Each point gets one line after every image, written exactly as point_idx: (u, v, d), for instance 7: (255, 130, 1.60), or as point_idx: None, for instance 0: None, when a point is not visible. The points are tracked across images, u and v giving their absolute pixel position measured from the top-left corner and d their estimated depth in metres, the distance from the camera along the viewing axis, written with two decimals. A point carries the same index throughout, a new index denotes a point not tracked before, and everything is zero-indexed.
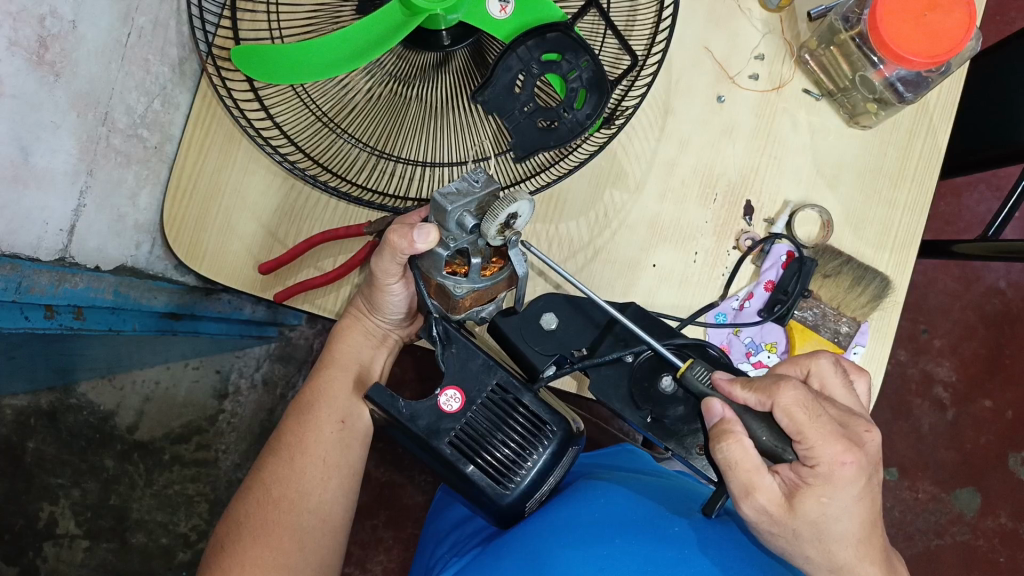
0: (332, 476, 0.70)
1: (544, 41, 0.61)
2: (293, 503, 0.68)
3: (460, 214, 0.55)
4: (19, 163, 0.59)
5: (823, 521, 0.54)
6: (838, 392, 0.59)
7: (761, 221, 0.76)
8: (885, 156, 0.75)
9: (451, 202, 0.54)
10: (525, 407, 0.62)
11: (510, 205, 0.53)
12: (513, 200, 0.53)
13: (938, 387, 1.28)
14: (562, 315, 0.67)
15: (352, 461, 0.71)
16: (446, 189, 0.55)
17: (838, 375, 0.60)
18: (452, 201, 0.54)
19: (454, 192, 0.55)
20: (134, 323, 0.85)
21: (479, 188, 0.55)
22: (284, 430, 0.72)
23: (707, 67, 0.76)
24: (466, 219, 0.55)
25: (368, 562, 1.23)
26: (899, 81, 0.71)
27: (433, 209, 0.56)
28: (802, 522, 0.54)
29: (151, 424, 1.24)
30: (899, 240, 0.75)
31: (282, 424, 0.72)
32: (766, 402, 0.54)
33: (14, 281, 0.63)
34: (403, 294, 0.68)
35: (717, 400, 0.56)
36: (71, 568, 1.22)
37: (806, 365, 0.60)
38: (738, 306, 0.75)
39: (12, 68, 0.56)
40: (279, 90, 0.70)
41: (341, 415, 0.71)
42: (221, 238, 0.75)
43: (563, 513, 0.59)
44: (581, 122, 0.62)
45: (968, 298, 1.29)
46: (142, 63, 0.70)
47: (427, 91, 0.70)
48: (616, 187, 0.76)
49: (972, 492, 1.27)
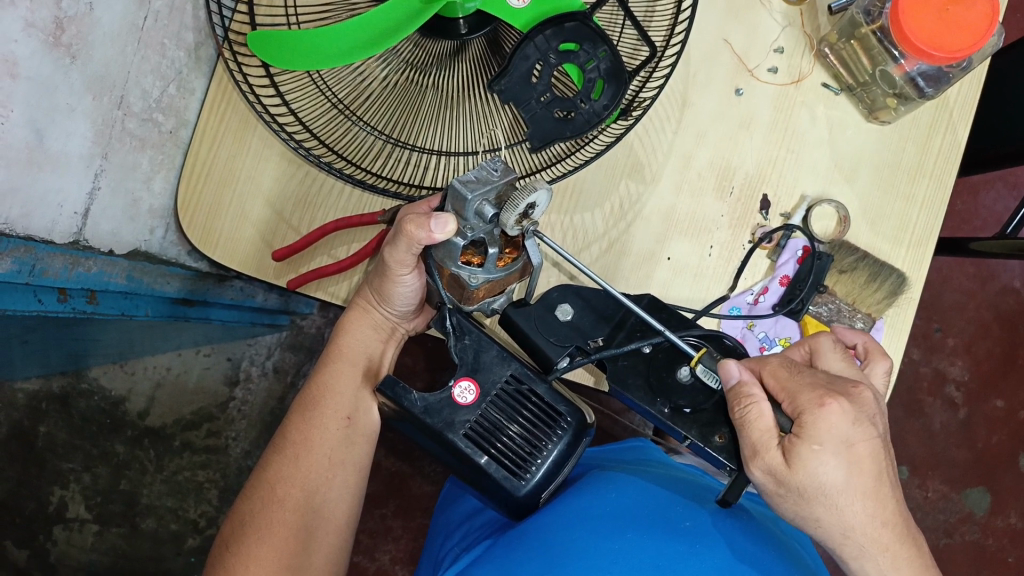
0: (338, 473, 0.70)
1: (562, 30, 0.60)
2: (299, 500, 0.68)
3: (479, 203, 0.55)
4: (34, 146, 0.59)
5: (823, 505, 0.55)
6: (837, 366, 0.61)
7: (778, 215, 0.75)
8: (904, 151, 0.75)
9: (471, 191, 0.54)
10: (538, 397, 0.62)
11: (529, 196, 0.53)
12: (532, 190, 0.53)
13: (950, 386, 1.28)
14: (577, 306, 0.67)
15: (356, 458, 0.71)
16: (465, 177, 0.55)
17: (841, 355, 0.61)
18: (472, 189, 0.54)
19: (474, 181, 0.55)
20: (147, 309, 0.85)
21: (498, 177, 0.55)
22: (290, 425, 0.72)
23: (726, 60, 0.75)
24: (485, 209, 0.55)
25: (376, 551, 1.24)
26: (921, 76, 0.70)
27: (452, 197, 0.56)
28: (803, 498, 0.55)
29: (162, 410, 1.25)
30: (916, 236, 0.74)
31: (289, 418, 0.72)
32: (757, 369, 0.61)
33: (29, 264, 0.63)
34: (415, 285, 0.68)
35: (735, 362, 0.60)
36: (82, 551, 1.24)
37: (808, 345, 0.63)
38: (752, 300, 0.75)
39: (28, 50, 0.56)
40: (295, 76, 0.69)
41: (348, 411, 0.71)
42: (236, 224, 0.75)
43: (574, 506, 0.59)
44: (599, 113, 0.62)
45: (983, 297, 1.28)
46: (158, 46, 0.70)
47: (443, 79, 0.70)
48: (631, 179, 0.75)
49: (983, 491, 1.26)
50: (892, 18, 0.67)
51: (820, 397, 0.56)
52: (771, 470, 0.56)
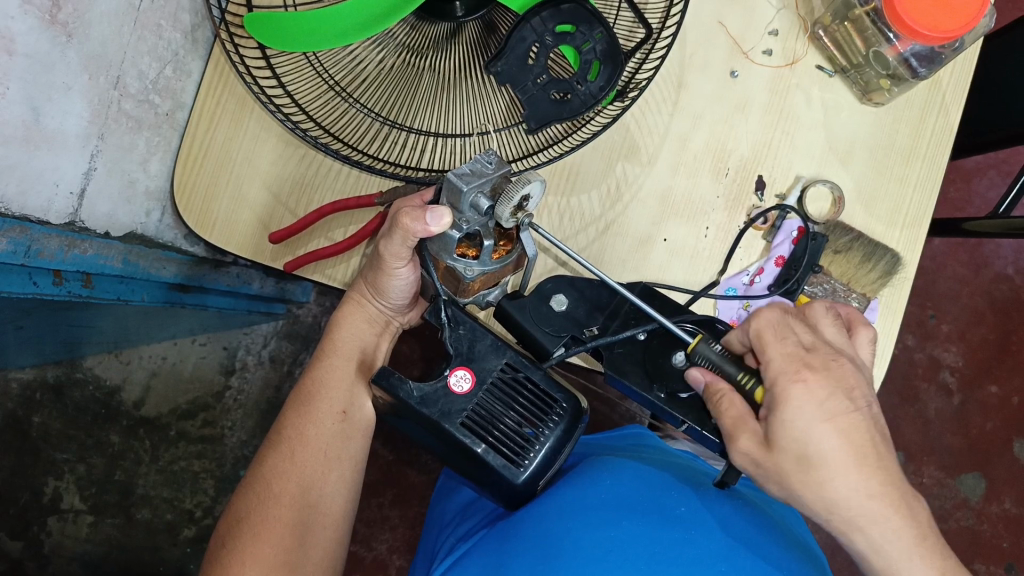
0: (334, 468, 0.70)
1: (559, 12, 0.60)
2: (294, 496, 0.67)
3: (474, 196, 0.54)
4: (31, 123, 0.59)
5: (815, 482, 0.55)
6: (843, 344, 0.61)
7: (773, 196, 0.76)
8: (897, 134, 0.75)
9: (466, 183, 0.54)
10: (533, 385, 0.62)
11: (524, 187, 0.54)
12: (527, 182, 0.54)
13: (944, 373, 1.28)
14: (571, 296, 0.67)
15: (353, 450, 0.71)
16: (460, 170, 0.54)
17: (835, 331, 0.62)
18: (467, 183, 0.54)
19: (468, 174, 0.54)
20: (143, 294, 0.85)
21: (492, 170, 0.55)
22: (286, 420, 0.71)
23: (721, 42, 0.76)
24: (480, 201, 0.55)
25: (373, 541, 1.24)
26: (914, 57, 0.71)
27: (446, 190, 0.55)
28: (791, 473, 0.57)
29: (157, 400, 1.25)
30: (910, 216, 0.75)
31: (284, 413, 0.72)
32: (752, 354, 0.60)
33: (24, 245, 0.63)
34: (410, 278, 0.67)
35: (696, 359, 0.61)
36: (75, 542, 1.23)
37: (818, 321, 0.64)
38: (749, 281, 0.75)
39: (24, 26, 0.56)
40: (291, 58, 0.69)
41: (343, 406, 0.71)
42: (232, 207, 0.75)
43: (572, 494, 0.59)
44: (594, 94, 0.62)
45: (976, 284, 1.30)
46: (154, 27, 0.70)
47: (440, 62, 0.69)
48: (628, 160, 0.76)
49: (977, 477, 1.27)
50: (894, 17, 0.67)
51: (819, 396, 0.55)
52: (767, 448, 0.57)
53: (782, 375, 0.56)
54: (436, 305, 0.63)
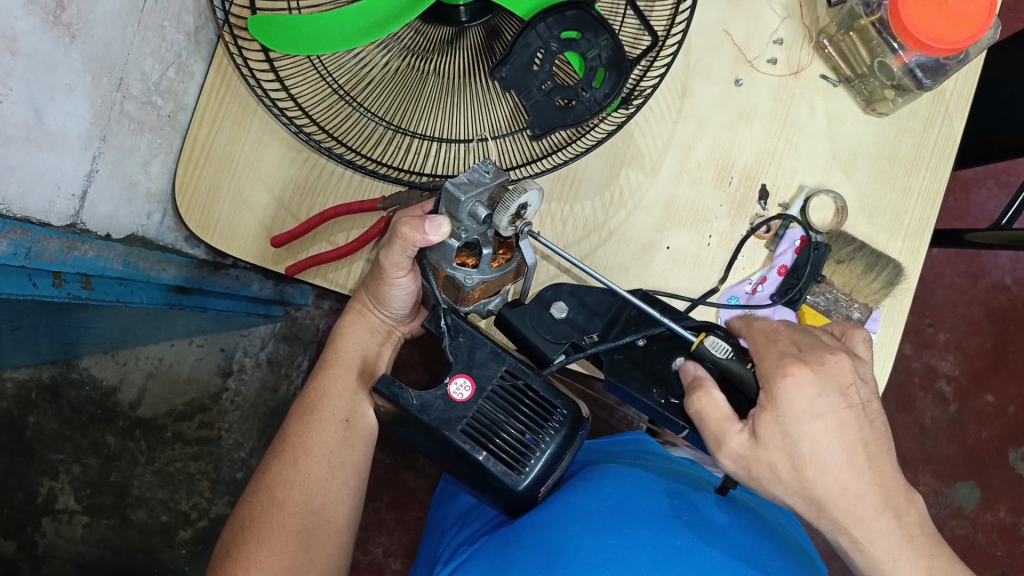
0: (337, 475, 0.69)
1: (563, 19, 0.60)
2: (298, 502, 0.67)
3: (472, 205, 0.54)
4: (33, 124, 0.58)
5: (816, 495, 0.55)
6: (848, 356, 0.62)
7: (776, 205, 0.76)
8: (901, 144, 0.75)
9: (464, 193, 0.53)
10: (534, 392, 0.62)
11: (521, 196, 0.53)
12: (524, 191, 0.53)
13: (941, 381, 1.29)
14: (572, 303, 0.67)
15: (356, 457, 0.71)
16: (458, 180, 0.54)
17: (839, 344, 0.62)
18: (465, 192, 0.53)
19: (466, 183, 0.54)
20: (143, 296, 0.84)
21: (490, 178, 0.54)
22: (289, 426, 0.71)
23: (726, 50, 0.76)
24: (478, 210, 0.55)
25: (369, 544, 1.23)
26: (919, 67, 0.71)
27: (444, 199, 0.55)
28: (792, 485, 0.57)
29: (154, 402, 1.23)
30: (912, 228, 0.75)
31: (287, 420, 0.72)
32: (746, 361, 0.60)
33: (25, 246, 0.62)
34: (410, 287, 0.67)
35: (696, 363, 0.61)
36: (70, 543, 1.23)
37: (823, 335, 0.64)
38: (751, 290, 0.75)
39: (28, 26, 0.55)
40: (295, 61, 0.69)
41: (346, 413, 0.70)
42: (234, 210, 0.75)
43: (573, 501, 0.59)
44: (599, 101, 0.61)
45: (974, 293, 1.30)
46: (158, 28, 0.70)
47: (445, 65, 0.69)
48: (631, 167, 0.76)
49: (972, 486, 1.28)
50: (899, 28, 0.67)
51: (819, 410, 0.55)
52: (771, 461, 0.56)
53: (786, 389, 0.56)
54: (435, 313, 0.63)
